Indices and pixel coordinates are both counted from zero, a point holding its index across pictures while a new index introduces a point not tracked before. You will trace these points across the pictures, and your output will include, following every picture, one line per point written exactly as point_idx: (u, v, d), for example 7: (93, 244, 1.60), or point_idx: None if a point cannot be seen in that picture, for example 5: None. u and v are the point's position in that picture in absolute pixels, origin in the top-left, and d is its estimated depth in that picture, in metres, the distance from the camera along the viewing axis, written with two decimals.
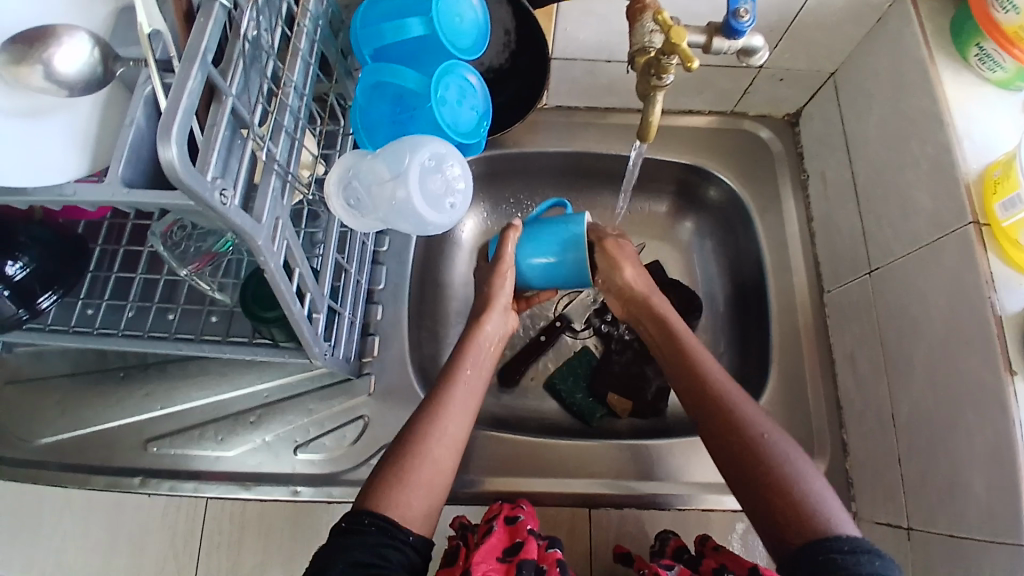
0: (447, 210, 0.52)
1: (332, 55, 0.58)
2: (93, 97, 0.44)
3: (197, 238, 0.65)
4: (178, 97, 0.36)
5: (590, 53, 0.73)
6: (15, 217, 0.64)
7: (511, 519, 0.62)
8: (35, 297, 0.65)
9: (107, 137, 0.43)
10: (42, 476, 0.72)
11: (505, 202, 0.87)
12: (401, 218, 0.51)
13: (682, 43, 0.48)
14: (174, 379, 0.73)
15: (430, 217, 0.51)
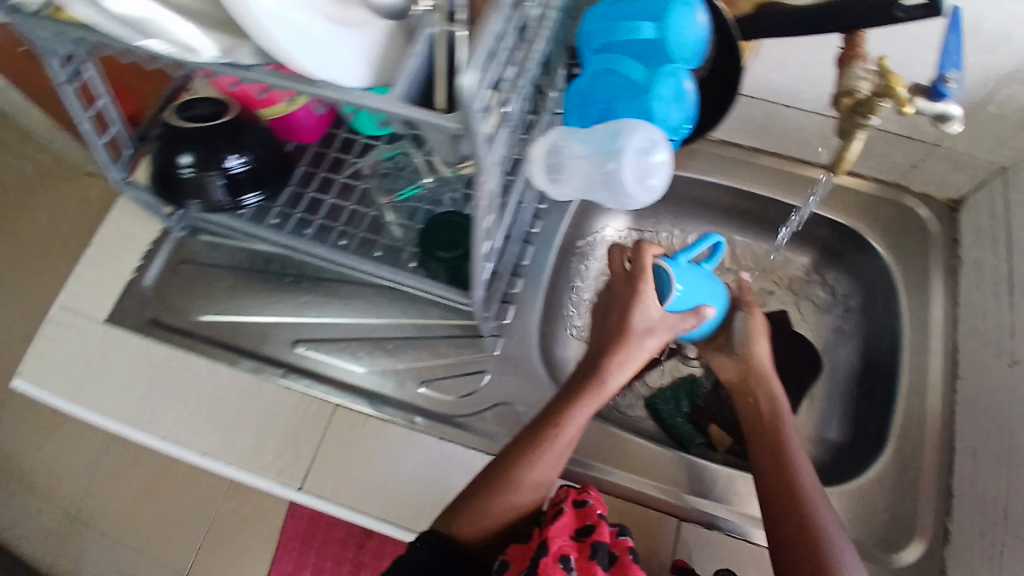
0: (643, 190, 0.56)
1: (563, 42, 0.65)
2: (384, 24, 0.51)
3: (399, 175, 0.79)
4: (483, 33, 0.44)
5: (773, 96, 0.77)
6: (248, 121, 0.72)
7: (579, 503, 0.65)
8: (243, 192, 0.74)
9: (384, 61, 0.50)
10: (193, 350, 0.79)
11: (651, 218, 0.92)
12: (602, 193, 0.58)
13: (902, 89, 0.55)
14: (331, 296, 0.82)
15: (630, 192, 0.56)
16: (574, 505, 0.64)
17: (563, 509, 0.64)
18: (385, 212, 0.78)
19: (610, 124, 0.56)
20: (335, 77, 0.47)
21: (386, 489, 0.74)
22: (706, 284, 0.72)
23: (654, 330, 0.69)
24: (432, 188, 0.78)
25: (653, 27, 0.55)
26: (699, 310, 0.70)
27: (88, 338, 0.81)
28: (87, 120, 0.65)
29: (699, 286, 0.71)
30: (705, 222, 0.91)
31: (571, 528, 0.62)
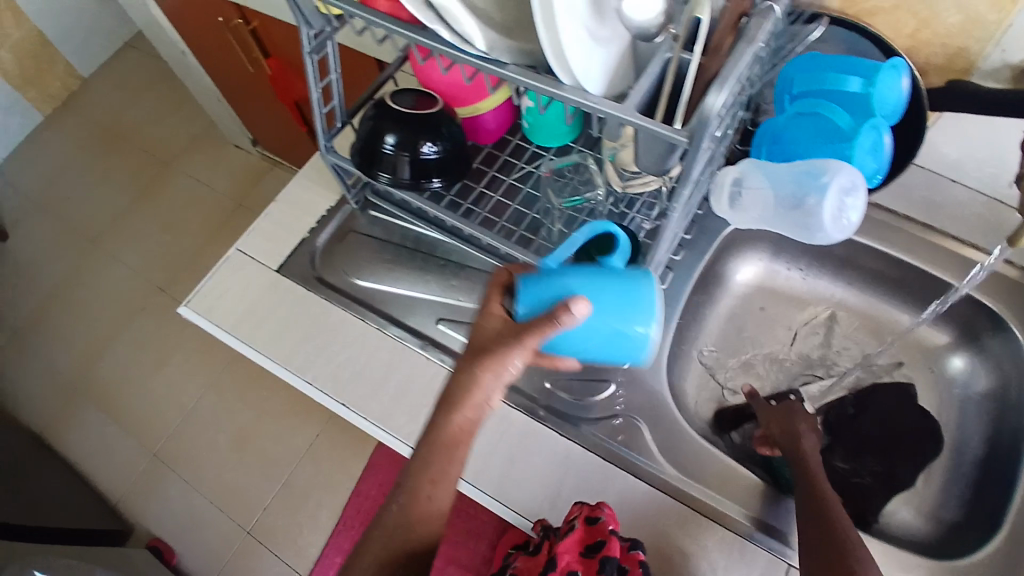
0: (840, 226, 0.60)
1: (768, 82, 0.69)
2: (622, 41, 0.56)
3: (579, 181, 0.84)
4: (738, 63, 0.48)
5: (941, 168, 0.84)
6: (444, 112, 0.79)
7: (590, 520, 0.70)
8: (426, 177, 0.79)
9: (616, 74, 0.56)
10: (350, 307, 0.87)
11: (784, 267, 0.95)
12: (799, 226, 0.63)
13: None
14: (474, 286, 0.87)
15: (827, 229, 0.60)
16: (585, 521, 0.70)
17: (574, 526, 0.70)
18: (549, 216, 0.83)
19: (803, 166, 0.60)
20: (581, 79, 0.52)
21: (502, 471, 0.78)
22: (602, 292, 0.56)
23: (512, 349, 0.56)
24: (593, 202, 0.82)
25: (862, 82, 0.59)
26: (558, 314, 0.53)
27: (255, 283, 0.89)
28: (317, 90, 0.73)
29: (582, 284, 0.56)
30: (840, 282, 0.93)
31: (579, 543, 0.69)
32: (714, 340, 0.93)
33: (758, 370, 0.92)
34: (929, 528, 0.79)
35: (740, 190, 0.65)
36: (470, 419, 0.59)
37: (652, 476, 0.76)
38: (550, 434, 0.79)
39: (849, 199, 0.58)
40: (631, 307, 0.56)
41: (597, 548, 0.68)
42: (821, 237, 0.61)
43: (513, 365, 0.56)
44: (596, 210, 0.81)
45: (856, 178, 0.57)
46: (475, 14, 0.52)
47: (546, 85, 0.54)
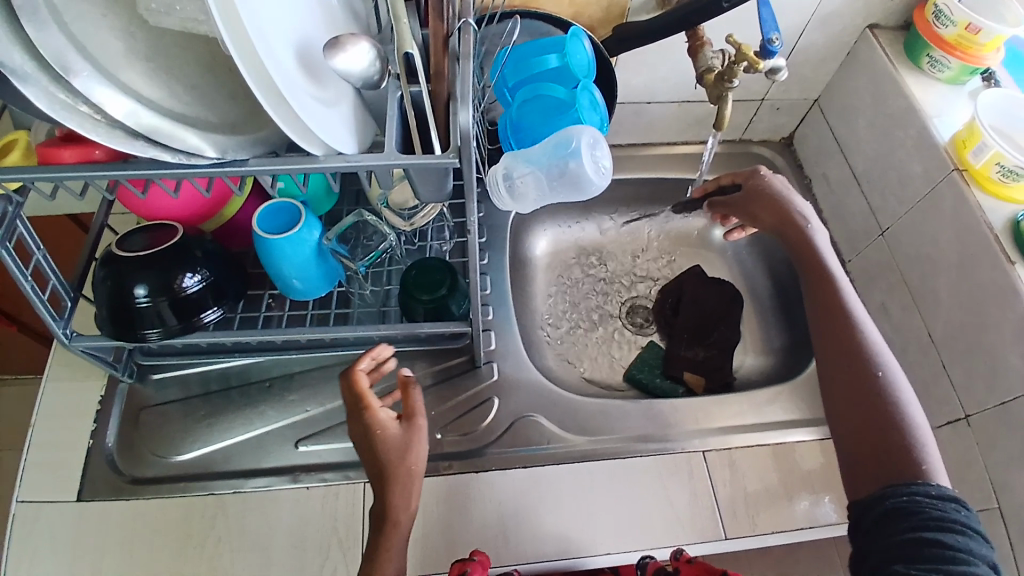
0: (603, 174, 0.67)
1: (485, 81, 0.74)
2: (348, 93, 0.56)
3: (367, 236, 0.80)
4: (467, 80, 0.51)
5: (635, 97, 0.95)
6: (191, 236, 0.70)
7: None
8: (204, 310, 0.70)
9: (356, 124, 0.56)
10: (192, 486, 0.74)
11: (567, 225, 1.04)
12: (579, 191, 0.69)
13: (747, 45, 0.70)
14: (311, 386, 0.81)
15: (596, 180, 0.67)
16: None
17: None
18: (354, 283, 0.80)
19: (552, 140, 0.65)
20: (333, 145, 0.51)
21: (445, 540, 0.73)
22: (303, 268, 0.72)
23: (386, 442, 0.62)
24: (388, 250, 0.81)
25: (558, 57, 0.67)
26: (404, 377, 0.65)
27: (62, 527, 0.72)
28: (26, 279, 0.60)
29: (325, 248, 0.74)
30: (613, 215, 1.06)
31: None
32: (549, 312, 0.99)
33: (595, 318, 1.00)
34: (771, 364, 0.95)
35: (519, 183, 0.69)
36: (401, 525, 0.61)
37: (569, 455, 0.79)
38: (466, 477, 0.76)
39: (598, 151, 0.65)
40: (324, 280, 0.75)
41: None
42: (595, 189, 0.68)
43: (409, 496, 0.62)
44: (399, 255, 0.81)
45: (594, 134, 0.64)
46: (190, 124, 0.48)
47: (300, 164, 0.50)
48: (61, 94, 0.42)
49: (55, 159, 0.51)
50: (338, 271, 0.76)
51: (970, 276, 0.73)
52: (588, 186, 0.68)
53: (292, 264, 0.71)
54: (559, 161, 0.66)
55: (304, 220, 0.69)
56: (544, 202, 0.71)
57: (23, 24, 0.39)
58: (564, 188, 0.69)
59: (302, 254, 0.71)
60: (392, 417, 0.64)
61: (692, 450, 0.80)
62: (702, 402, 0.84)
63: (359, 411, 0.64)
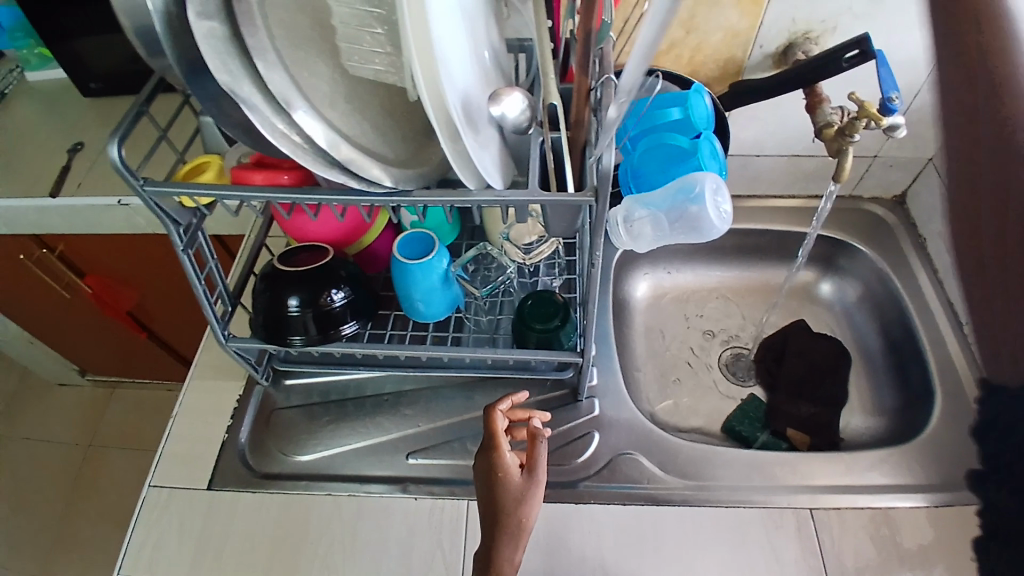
0: (722, 219, 0.69)
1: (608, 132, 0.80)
2: (497, 135, 0.62)
3: (488, 266, 0.87)
4: (609, 128, 0.55)
5: (743, 150, 0.99)
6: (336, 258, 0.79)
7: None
8: (340, 324, 0.78)
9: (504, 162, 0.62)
10: (312, 485, 0.81)
11: (669, 272, 1.07)
12: (695, 237, 0.72)
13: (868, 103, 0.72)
14: (424, 405, 0.87)
15: (714, 226, 0.69)
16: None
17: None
18: (471, 310, 0.86)
19: (675, 186, 0.70)
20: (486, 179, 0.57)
21: (544, 565, 0.75)
22: (429, 293, 0.79)
23: (507, 487, 0.64)
24: (505, 283, 0.87)
25: (681, 110, 0.72)
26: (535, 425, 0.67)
27: (196, 511, 0.80)
28: (199, 282, 0.69)
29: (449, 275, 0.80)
30: (715, 264, 1.08)
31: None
32: (648, 355, 1.01)
33: (694, 364, 1.01)
34: (880, 425, 0.91)
35: (638, 222, 0.73)
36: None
37: (668, 496, 0.79)
38: (566, 506, 0.78)
39: (719, 199, 0.69)
40: (447, 304, 0.82)
41: None
42: (711, 236, 0.70)
43: (516, 546, 0.63)
44: (515, 286, 0.87)
45: (717, 181, 0.68)
46: (372, 156, 0.55)
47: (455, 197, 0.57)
48: (278, 123, 0.50)
49: (246, 180, 0.60)
50: (459, 297, 0.82)
51: None
52: (705, 232, 0.70)
53: (420, 291, 0.78)
54: (679, 206, 0.70)
55: (434, 251, 0.76)
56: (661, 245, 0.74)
57: (256, 62, 0.47)
58: (680, 232, 0.71)
59: (429, 281, 0.77)
60: (515, 464, 0.66)
61: (795, 503, 0.78)
62: (804, 457, 0.82)
63: (489, 448, 0.67)
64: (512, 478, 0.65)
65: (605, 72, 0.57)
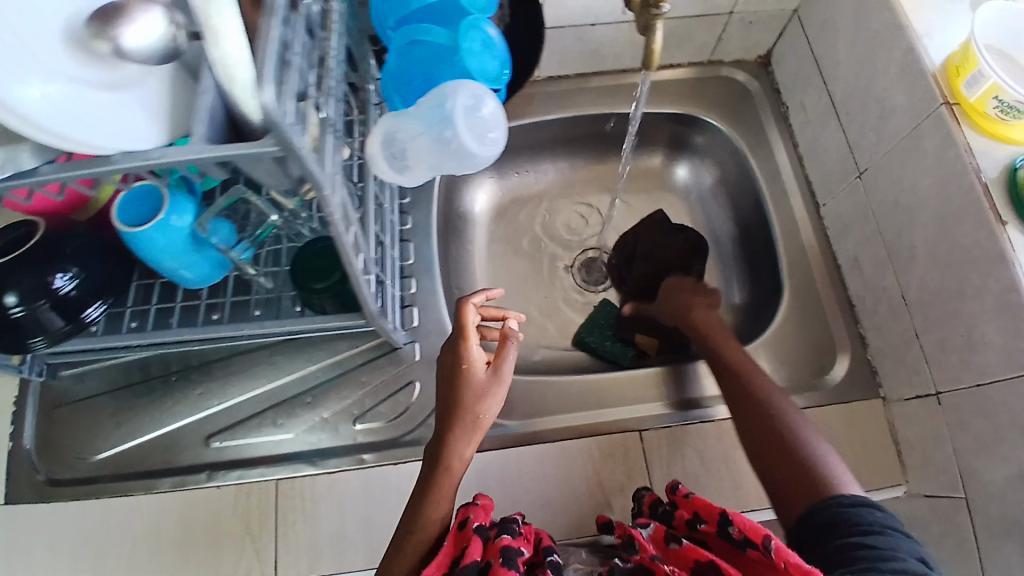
0: (494, 144, 0.54)
1: (357, 35, 0.63)
2: (160, 70, 0.48)
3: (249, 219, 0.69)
4: (267, 46, 0.40)
5: (577, 19, 0.79)
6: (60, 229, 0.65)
7: (460, 525, 0.55)
8: (83, 309, 0.66)
9: (177, 108, 0.48)
10: (105, 489, 0.72)
11: (512, 174, 0.93)
12: (456, 159, 0.55)
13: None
14: (227, 375, 0.76)
15: (482, 153, 0.54)
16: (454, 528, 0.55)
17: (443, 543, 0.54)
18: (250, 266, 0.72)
19: (433, 100, 0.55)
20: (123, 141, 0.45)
21: (364, 537, 0.69)
22: (182, 258, 0.66)
23: (468, 382, 0.61)
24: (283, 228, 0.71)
25: None
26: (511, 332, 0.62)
27: None
28: None
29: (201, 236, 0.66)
30: (560, 158, 0.94)
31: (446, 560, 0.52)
32: (490, 276, 0.90)
33: (541, 279, 0.91)
34: (733, 324, 0.85)
35: (382, 135, 0.56)
36: (452, 478, 0.59)
37: (498, 441, 0.72)
38: (384, 469, 0.71)
39: (489, 105, 0.54)
40: (209, 270, 0.68)
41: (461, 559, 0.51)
42: (482, 167, 0.55)
43: (469, 445, 0.60)
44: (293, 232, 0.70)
45: (496, 96, 0.55)
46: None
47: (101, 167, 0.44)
48: None
49: None
50: (226, 261, 0.69)
51: (953, 234, 0.62)
52: (461, 137, 0.53)
53: (168, 256, 0.65)
54: (434, 108, 0.54)
55: (163, 210, 0.61)
56: (414, 175, 0.58)
57: None
58: (439, 144, 0.54)
59: (171, 245, 0.63)
60: (480, 361, 0.62)
61: (631, 433, 0.72)
62: (645, 379, 0.76)
63: (457, 339, 0.62)
64: (472, 370, 0.61)
65: None
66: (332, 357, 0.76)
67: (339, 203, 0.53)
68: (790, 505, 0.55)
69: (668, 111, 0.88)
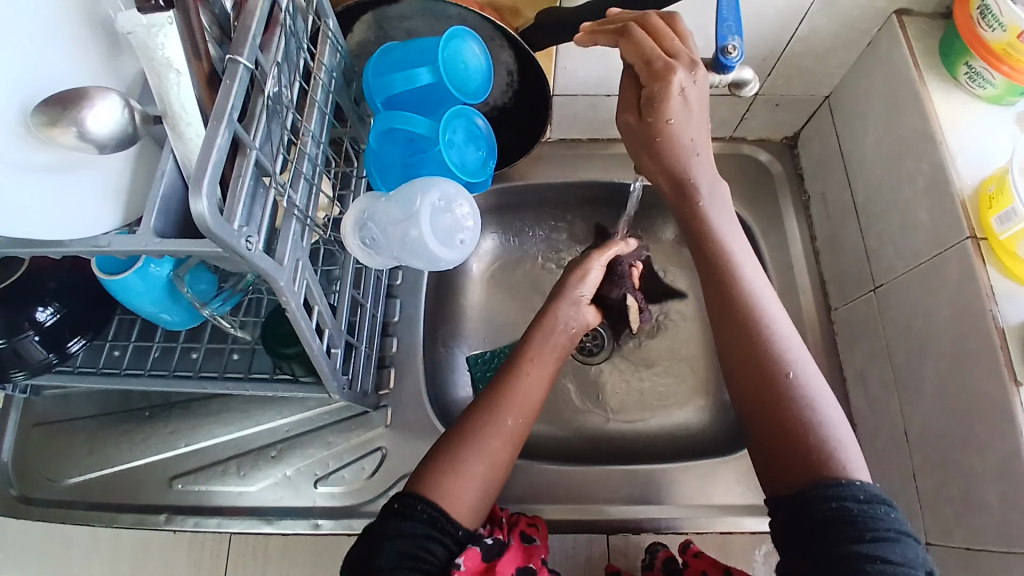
0: (458, 247, 0.54)
1: (346, 103, 0.62)
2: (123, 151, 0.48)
3: (224, 274, 0.67)
4: (208, 154, 0.40)
5: (591, 87, 0.76)
6: (47, 264, 0.66)
7: (526, 537, 0.61)
8: (65, 342, 0.68)
9: (137, 190, 0.48)
10: (71, 517, 0.72)
11: (515, 232, 0.90)
12: (413, 255, 0.53)
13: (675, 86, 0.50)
14: (200, 416, 0.76)
15: (444, 256, 0.54)
16: (521, 539, 0.60)
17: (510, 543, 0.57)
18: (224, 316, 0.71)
19: (407, 187, 0.53)
20: (73, 226, 0.44)
21: None
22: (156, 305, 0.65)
23: (576, 279, 0.72)
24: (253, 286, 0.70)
25: (431, 71, 0.54)
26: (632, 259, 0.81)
27: None
28: None
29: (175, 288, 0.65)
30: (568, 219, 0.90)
31: (516, 563, 0.55)
32: (479, 335, 0.87)
33: None
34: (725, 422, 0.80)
35: (353, 213, 0.54)
36: (541, 375, 0.65)
37: None
38: (337, 538, 0.71)
39: (463, 205, 0.54)
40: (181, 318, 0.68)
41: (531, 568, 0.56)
42: (437, 269, 0.55)
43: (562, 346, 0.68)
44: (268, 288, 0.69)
45: (473, 198, 0.55)
46: None
47: (53, 250, 0.45)
48: None
49: None
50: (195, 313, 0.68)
51: (962, 379, 0.57)
52: (424, 236, 0.52)
53: (144, 301, 0.64)
54: (406, 189, 0.53)
55: (143, 258, 0.60)
56: (374, 260, 0.54)
57: None
58: (399, 230, 0.53)
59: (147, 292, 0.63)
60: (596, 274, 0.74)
61: (595, 535, 0.72)
62: (614, 475, 0.73)
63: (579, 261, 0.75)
64: (583, 272, 0.73)
65: (230, 58, 0.42)
66: (300, 412, 0.75)
67: (299, 288, 0.52)
68: (779, 483, 0.49)
69: None
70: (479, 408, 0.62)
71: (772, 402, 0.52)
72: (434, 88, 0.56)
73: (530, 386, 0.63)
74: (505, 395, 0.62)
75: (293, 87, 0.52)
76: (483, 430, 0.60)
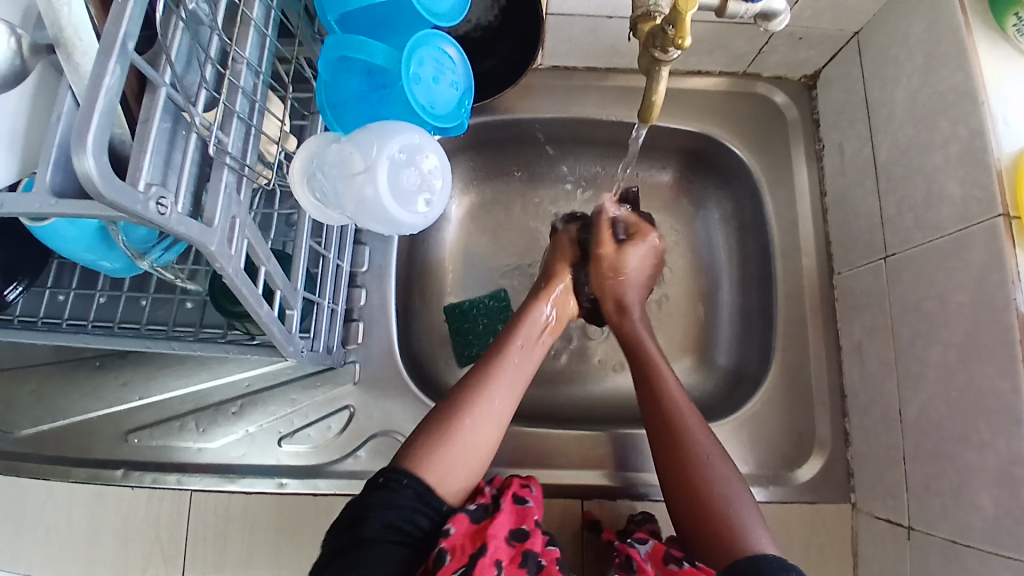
0: (421, 210, 0.46)
1: (294, 19, 0.52)
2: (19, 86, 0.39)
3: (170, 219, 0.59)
4: (93, 99, 0.32)
5: (591, 10, 0.65)
6: None
7: (518, 500, 0.56)
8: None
9: (37, 135, 0.40)
10: (21, 467, 0.69)
11: (497, 172, 0.82)
12: (371, 219, 0.46)
13: (691, 13, 0.42)
14: (154, 366, 0.71)
15: (405, 219, 0.46)
16: (511, 502, 0.55)
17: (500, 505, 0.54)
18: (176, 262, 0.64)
19: (367, 136, 0.46)
20: None
21: (272, 564, 0.67)
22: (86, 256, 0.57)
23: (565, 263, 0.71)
24: None
25: None
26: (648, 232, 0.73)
27: None
28: None
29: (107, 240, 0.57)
30: (557, 159, 0.82)
31: (507, 528, 0.52)
32: (455, 284, 0.80)
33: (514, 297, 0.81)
34: (711, 385, 0.76)
35: (301, 163, 0.47)
36: (523, 365, 0.62)
37: None
38: (302, 497, 0.67)
39: (428, 158, 0.46)
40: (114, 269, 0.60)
41: (519, 539, 0.52)
42: (400, 233, 0.47)
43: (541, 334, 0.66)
44: None
45: (440, 147, 0.48)
46: None
47: None
48: None
49: None
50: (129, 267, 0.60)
51: (971, 371, 0.53)
52: (380, 196, 0.44)
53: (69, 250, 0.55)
54: (365, 135, 0.46)
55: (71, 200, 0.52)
56: (328, 216, 0.47)
57: None
58: (354, 188, 0.45)
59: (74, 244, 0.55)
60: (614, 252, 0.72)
61: (575, 501, 0.68)
62: (586, 442, 0.70)
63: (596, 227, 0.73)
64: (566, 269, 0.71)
65: None
66: (260, 366, 0.70)
67: (237, 250, 0.44)
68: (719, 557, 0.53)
69: (682, 126, 0.75)
70: (464, 387, 0.59)
71: (688, 478, 0.57)
72: (397, 6, 0.47)
73: (514, 380, 0.61)
74: (491, 373, 0.60)
75: (219, 1, 0.43)
76: (472, 408, 0.57)
